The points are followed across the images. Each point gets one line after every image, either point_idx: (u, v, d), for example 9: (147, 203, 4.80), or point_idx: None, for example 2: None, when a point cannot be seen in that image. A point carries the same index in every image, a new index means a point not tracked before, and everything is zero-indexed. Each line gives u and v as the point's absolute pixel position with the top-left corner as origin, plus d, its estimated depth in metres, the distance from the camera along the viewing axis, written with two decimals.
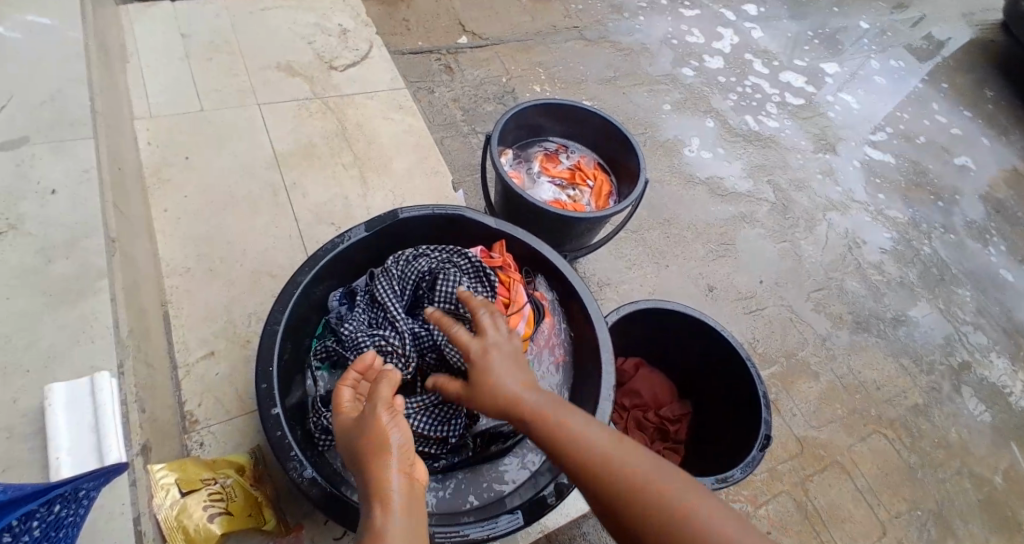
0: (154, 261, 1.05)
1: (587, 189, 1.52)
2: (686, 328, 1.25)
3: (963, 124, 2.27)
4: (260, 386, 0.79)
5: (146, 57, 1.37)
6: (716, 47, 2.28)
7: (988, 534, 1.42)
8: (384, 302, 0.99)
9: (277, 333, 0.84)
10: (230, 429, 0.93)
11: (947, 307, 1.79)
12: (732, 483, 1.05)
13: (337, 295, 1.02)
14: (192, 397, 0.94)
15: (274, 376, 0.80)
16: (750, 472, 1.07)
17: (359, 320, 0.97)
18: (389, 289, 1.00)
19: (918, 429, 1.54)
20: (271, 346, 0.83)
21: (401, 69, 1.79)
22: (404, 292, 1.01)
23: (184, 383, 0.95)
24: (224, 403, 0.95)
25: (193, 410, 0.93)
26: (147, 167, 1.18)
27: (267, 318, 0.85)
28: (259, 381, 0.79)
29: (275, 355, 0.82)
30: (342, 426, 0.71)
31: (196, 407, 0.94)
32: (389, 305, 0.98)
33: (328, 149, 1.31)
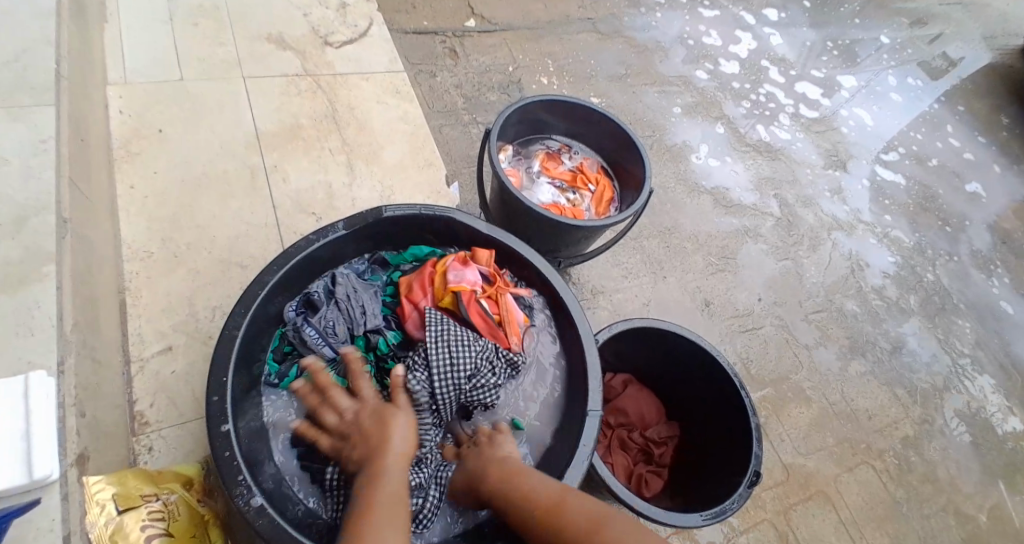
0: (115, 241, 1.00)
1: (588, 194, 1.45)
2: (681, 350, 1.19)
3: (977, 150, 2.20)
4: (211, 399, 0.74)
5: (128, 18, 1.29)
6: (733, 50, 2.20)
7: None
8: (349, 308, 0.94)
9: (236, 339, 0.79)
10: (182, 435, 0.89)
11: (945, 338, 1.72)
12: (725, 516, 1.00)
13: (292, 305, 0.94)
14: (144, 396, 0.90)
15: (228, 389, 0.76)
16: (741, 505, 1.02)
17: (323, 326, 0.92)
18: (353, 299, 0.95)
19: (907, 463, 1.48)
20: (227, 354, 0.78)
21: (403, 50, 1.69)
22: (366, 298, 0.97)
23: (137, 379, 0.91)
24: (178, 404, 0.91)
25: (145, 411, 0.89)
26: (116, 136, 1.12)
27: (227, 322, 0.80)
28: (211, 393, 0.75)
29: (231, 365, 0.78)
30: (358, 418, 0.80)
31: (147, 407, 0.90)
32: (356, 313, 0.94)
33: (316, 133, 1.24)
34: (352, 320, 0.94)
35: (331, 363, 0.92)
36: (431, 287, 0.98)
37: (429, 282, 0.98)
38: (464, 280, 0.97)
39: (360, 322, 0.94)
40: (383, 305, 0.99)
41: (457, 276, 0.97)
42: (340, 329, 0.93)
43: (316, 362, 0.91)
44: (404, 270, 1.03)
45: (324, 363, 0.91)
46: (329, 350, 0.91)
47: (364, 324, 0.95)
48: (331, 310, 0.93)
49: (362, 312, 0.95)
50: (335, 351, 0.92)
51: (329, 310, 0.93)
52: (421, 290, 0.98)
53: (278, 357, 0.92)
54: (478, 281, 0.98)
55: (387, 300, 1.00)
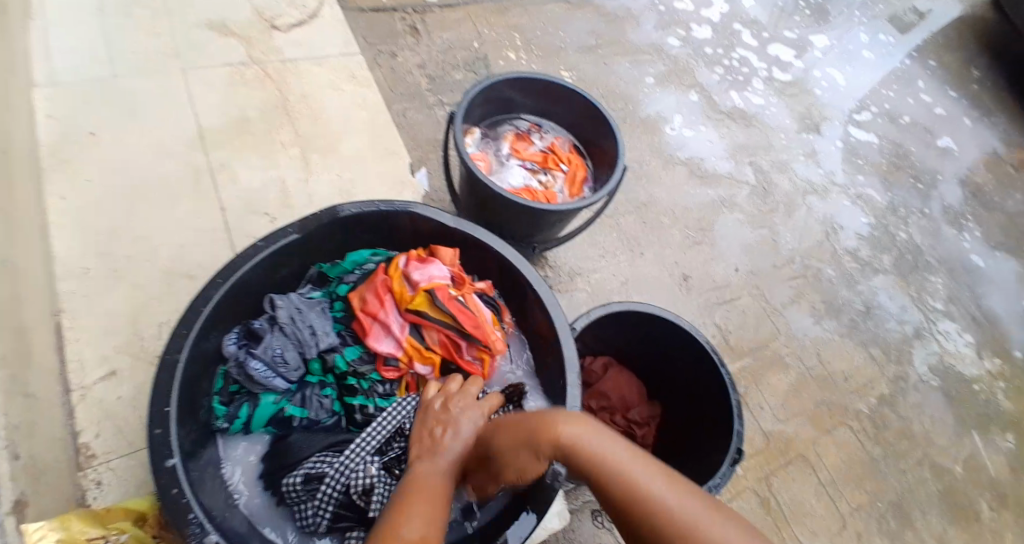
0: (49, 260, 1.02)
1: (561, 174, 1.39)
2: (659, 330, 1.15)
3: (947, 104, 2.17)
4: (154, 432, 0.74)
5: (58, 16, 1.31)
6: (705, 14, 2.13)
7: (945, 524, 1.37)
8: (296, 332, 0.90)
9: (178, 365, 0.79)
10: (132, 463, 0.92)
11: (920, 296, 1.70)
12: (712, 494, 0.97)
13: (232, 339, 0.88)
14: (89, 428, 0.92)
15: (172, 418, 0.76)
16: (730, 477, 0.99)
17: (270, 356, 0.87)
18: (299, 321, 0.90)
19: (885, 424, 1.47)
20: (169, 381, 0.77)
21: (358, 27, 1.55)
22: (312, 317, 0.92)
23: (80, 410, 0.93)
24: (125, 432, 0.93)
25: (90, 442, 0.91)
26: (46, 145, 1.14)
27: (168, 346, 0.79)
28: (153, 426, 0.74)
29: (174, 393, 0.77)
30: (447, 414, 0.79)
31: (93, 438, 0.92)
32: (305, 335, 0.90)
33: (265, 125, 1.29)
34: (301, 344, 0.89)
35: (286, 394, 0.89)
36: (391, 292, 0.94)
37: (387, 287, 0.95)
38: (429, 275, 0.96)
39: (311, 344, 0.90)
40: (334, 322, 0.95)
41: (421, 273, 0.96)
42: (289, 356, 0.88)
43: (270, 395, 0.87)
44: (347, 281, 0.99)
45: (277, 396, 0.88)
46: (281, 381, 0.87)
47: (316, 346, 0.91)
48: (276, 337, 0.88)
49: (311, 334, 0.91)
50: (288, 381, 0.88)
51: (274, 338, 0.88)
52: (380, 296, 0.94)
53: (224, 399, 0.88)
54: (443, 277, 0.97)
55: (339, 316, 0.96)
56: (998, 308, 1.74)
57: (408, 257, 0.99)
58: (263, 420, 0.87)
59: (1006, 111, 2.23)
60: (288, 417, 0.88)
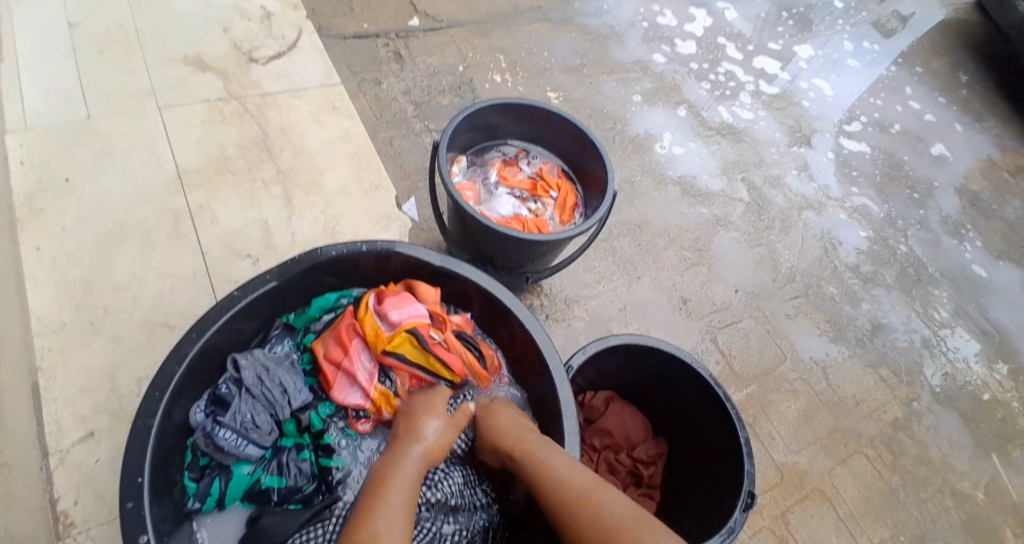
0: (23, 316, 0.99)
1: (551, 201, 1.37)
2: (659, 363, 1.12)
3: (937, 111, 2.16)
4: (125, 506, 0.71)
5: (30, 58, 1.29)
6: (689, 30, 2.12)
7: None
8: (266, 393, 0.88)
9: (151, 431, 0.76)
10: (110, 531, 0.87)
11: (924, 310, 1.68)
12: (733, 535, 0.94)
13: (199, 408, 0.86)
14: (68, 493, 0.88)
15: (145, 489, 0.73)
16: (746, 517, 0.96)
17: (240, 422, 0.84)
18: (267, 381, 0.88)
19: (898, 446, 1.44)
20: (141, 449, 0.75)
21: (340, 56, 1.52)
22: (281, 374, 0.90)
23: (58, 475, 0.89)
24: (105, 501, 0.89)
25: (68, 509, 0.87)
26: (19, 194, 1.12)
27: (140, 411, 0.76)
28: (124, 499, 0.71)
29: (146, 463, 0.74)
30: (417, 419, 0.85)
31: (71, 505, 0.88)
32: (275, 395, 0.88)
33: (245, 162, 1.26)
34: (271, 405, 0.87)
35: (261, 462, 0.85)
36: (357, 337, 0.91)
37: (354, 331, 0.92)
38: (406, 315, 0.93)
39: (282, 403, 0.88)
40: (305, 376, 0.93)
41: (399, 314, 0.93)
42: (260, 419, 0.86)
43: (243, 466, 0.84)
44: (314, 330, 0.97)
45: (252, 466, 0.85)
46: (254, 448, 0.84)
47: (288, 405, 0.88)
48: (244, 402, 0.86)
49: (281, 392, 0.89)
50: (262, 447, 0.85)
51: (242, 402, 0.86)
52: (344, 344, 0.91)
53: (195, 476, 0.84)
54: (421, 314, 0.94)
55: (308, 369, 0.94)
56: (1003, 319, 1.72)
57: (377, 296, 0.97)
58: (237, 493, 0.83)
59: (996, 115, 2.23)
60: (265, 489, 0.84)
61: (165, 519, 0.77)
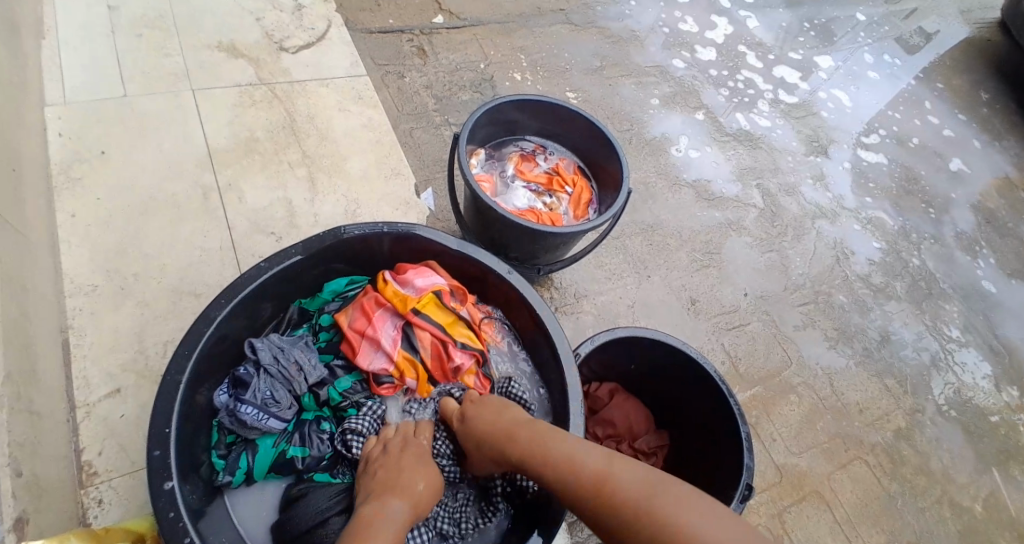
0: (57, 276, 1.04)
1: (565, 197, 1.40)
2: (663, 356, 1.15)
3: (956, 127, 2.17)
4: (154, 454, 0.75)
5: (72, 35, 1.34)
6: (710, 36, 2.14)
7: None
8: (282, 371, 0.90)
9: (179, 386, 0.80)
10: (134, 482, 0.92)
11: (934, 323, 1.69)
12: None
13: (222, 390, 0.88)
14: (93, 445, 0.93)
15: (171, 440, 0.76)
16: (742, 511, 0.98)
17: (261, 399, 0.87)
18: (283, 359, 0.90)
19: (900, 455, 1.45)
20: (169, 403, 0.78)
21: (368, 49, 1.56)
22: (295, 352, 0.92)
23: (84, 427, 0.94)
24: (129, 454, 0.94)
25: (92, 460, 0.92)
26: (57, 160, 1.16)
27: (169, 367, 0.80)
28: (153, 448, 0.75)
29: (174, 415, 0.78)
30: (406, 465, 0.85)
31: (96, 456, 0.93)
32: (292, 372, 0.90)
33: (272, 144, 1.30)
34: (288, 381, 0.90)
35: (284, 435, 0.90)
36: (380, 306, 0.96)
37: (374, 299, 0.96)
38: (427, 281, 0.98)
39: (298, 379, 0.91)
40: (320, 353, 0.96)
41: (421, 280, 0.98)
42: (280, 395, 0.88)
43: (267, 439, 0.88)
44: (328, 311, 1.00)
45: (276, 439, 0.89)
46: (276, 422, 0.88)
47: (305, 381, 0.91)
48: (264, 380, 0.88)
49: (297, 369, 0.91)
50: (283, 420, 0.88)
51: (262, 380, 0.88)
52: (368, 314, 0.95)
53: (222, 453, 0.88)
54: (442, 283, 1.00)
55: (322, 347, 0.97)
56: (1013, 336, 1.72)
57: (394, 270, 1.02)
58: (264, 465, 0.88)
59: (1016, 135, 2.23)
60: (289, 458, 0.89)
61: (188, 473, 0.81)
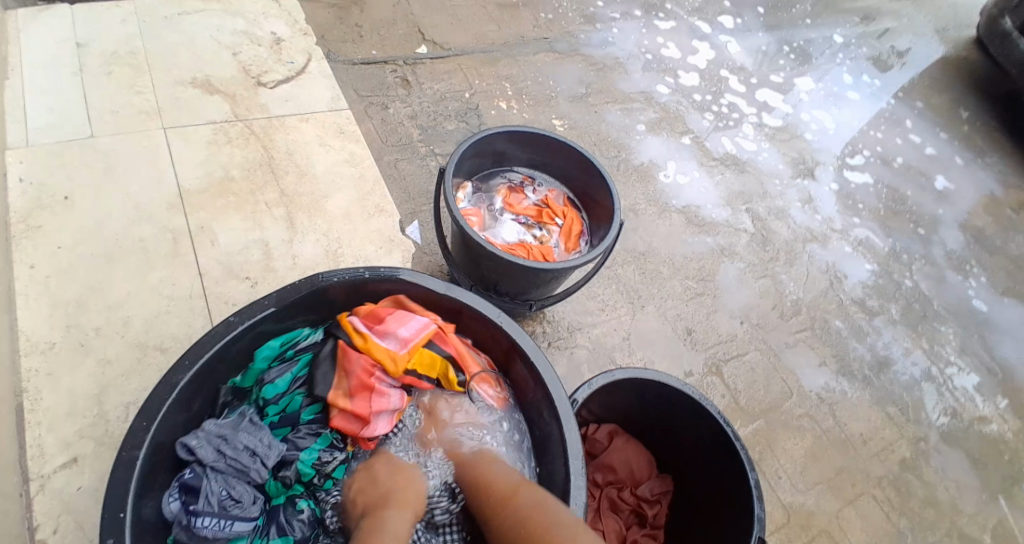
0: (14, 334, 0.98)
1: (556, 229, 1.36)
2: (663, 398, 1.10)
3: (938, 146, 2.17)
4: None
5: (38, 75, 1.29)
6: (692, 62, 2.14)
7: None
8: (233, 463, 0.82)
9: (136, 462, 0.74)
10: None
11: (932, 347, 1.65)
12: None
13: (168, 498, 0.78)
14: (47, 522, 0.86)
15: (127, 525, 0.71)
16: None
17: (217, 503, 0.79)
18: (230, 450, 0.82)
19: (906, 487, 1.40)
20: (125, 481, 0.73)
21: (348, 80, 1.53)
22: (243, 438, 0.84)
23: (38, 501, 0.87)
24: (85, 530, 0.86)
25: (47, 538, 0.85)
26: (18, 208, 1.11)
27: (125, 441, 0.74)
28: (105, 537, 0.69)
29: (130, 496, 0.72)
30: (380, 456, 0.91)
31: (50, 534, 0.85)
32: (246, 461, 0.83)
33: (248, 183, 1.25)
34: (243, 473, 0.83)
35: (256, 532, 0.82)
36: (372, 374, 0.88)
37: (366, 362, 0.88)
38: (413, 334, 0.91)
39: (255, 467, 0.83)
40: (272, 429, 0.88)
41: (406, 334, 0.91)
42: (236, 492, 0.81)
43: (238, 543, 0.80)
44: (269, 381, 0.89)
45: (247, 540, 0.81)
46: (242, 523, 0.80)
47: (263, 466, 0.84)
48: (214, 480, 0.80)
49: (250, 456, 0.83)
50: (250, 518, 0.81)
51: (212, 481, 0.80)
52: (367, 387, 0.88)
53: None
54: (424, 330, 0.92)
55: (273, 422, 0.88)
56: (1010, 357, 1.69)
57: (366, 321, 0.92)
58: None
59: (998, 150, 2.23)
60: None
61: None
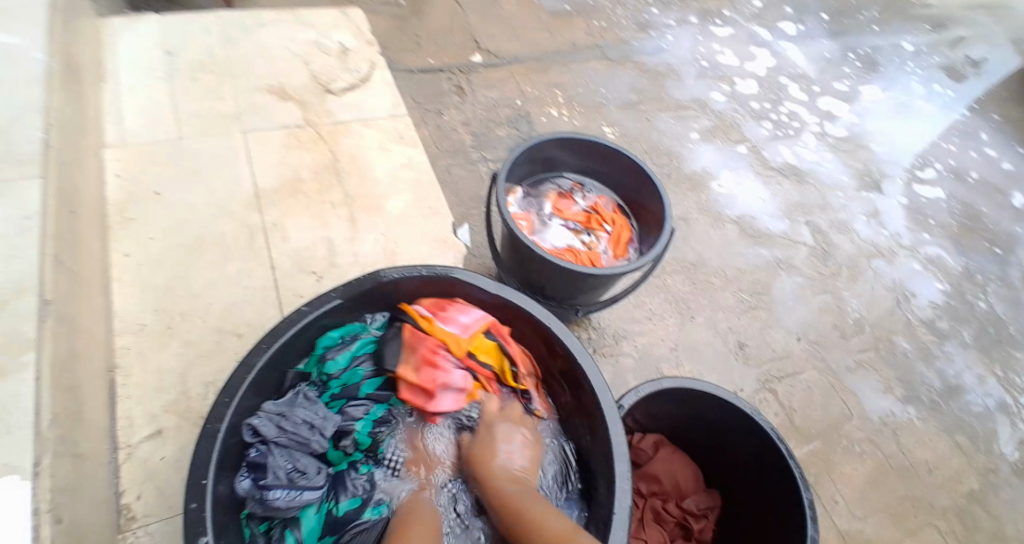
0: (109, 315, 1.07)
1: (604, 235, 1.37)
2: (711, 410, 1.10)
3: (1017, 161, 2.06)
4: (190, 507, 0.74)
5: (130, 80, 1.40)
6: (750, 68, 2.11)
7: None
8: (295, 437, 0.87)
9: (218, 434, 0.79)
10: (168, 528, 0.92)
11: (1004, 373, 1.57)
12: None
13: (240, 478, 0.84)
14: (132, 487, 0.94)
15: (208, 494, 0.76)
16: None
17: (285, 476, 0.84)
18: (290, 426, 0.87)
19: (972, 520, 1.34)
20: (209, 450, 0.78)
21: (407, 88, 1.59)
22: (301, 413, 0.89)
23: (126, 467, 0.95)
24: (165, 497, 0.94)
25: (132, 503, 0.93)
26: (113, 202, 1.20)
27: (210, 415, 0.80)
28: (189, 501, 0.74)
29: (212, 464, 0.77)
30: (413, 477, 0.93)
31: (134, 499, 0.93)
32: (306, 434, 0.88)
33: (316, 184, 1.32)
34: (305, 445, 0.88)
35: (323, 499, 0.87)
36: (436, 353, 0.95)
37: (431, 342, 0.95)
38: (472, 322, 0.98)
39: (315, 438, 0.88)
40: (332, 402, 0.93)
41: (466, 321, 0.97)
42: (301, 464, 0.87)
43: (308, 509, 0.85)
44: (330, 358, 0.94)
45: (316, 506, 0.86)
46: (311, 491, 0.85)
47: (323, 436, 0.89)
48: (279, 454, 0.85)
49: (309, 428, 0.89)
50: (317, 486, 0.86)
51: (277, 456, 0.85)
52: (431, 363, 0.95)
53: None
54: (483, 321, 0.99)
55: (334, 395, 0.94)
56: None
57: (430, 308, 1.00)
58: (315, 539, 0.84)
59: None
60: (341, 517, 0.86)
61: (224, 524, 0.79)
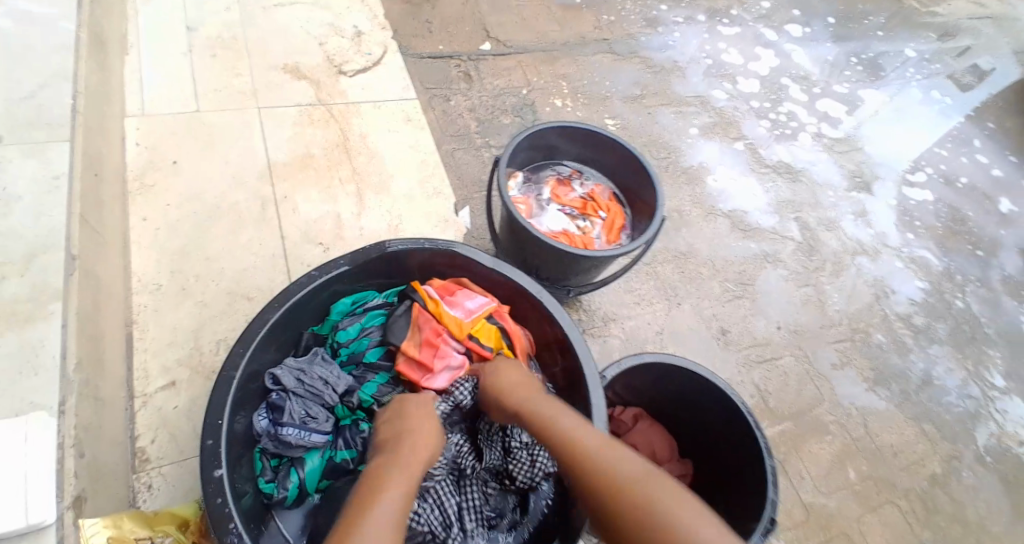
0: (127, 274, 1.14)
1: (599, 221, 1.43)
2: (688, 385, 1.17)
3: (1007, 169, 2.12)
4: (207, 441, 0.81)
5: (151, 53, 1.46)
6: (753, 68, 2.17)
7: None
8: (310, 389, 0.96)
9: (232, 381, 0.86)
10: (182, 469, 1.00)
11: (977, 369, 1.65)
12: None
13: (259, 416, 0.93)
14: (146, 431, 1.01)
15: (222, 432, 0.83)
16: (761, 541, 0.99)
17: (299, 418, 0.93)
18: (307, 379, 0.96)
19: (933, 503, 1.42)
20: (224, 395, 0.85)
21: (417, 73, 1.65)
22: (319, 370, 0.98)
23: (141, 413, 1.03)
24: (178, 441, 1.02)
25: (146, 445, 1.00)
26: (133, 168, 1.27)
27: (224, 364, 0.87)
28: (206, 437, 0.81)
29: (227, 408, 0.84)
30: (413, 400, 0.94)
31: (149, 443, 1.01)
32: (320, 387, 0.96)
33: (326, 160, 1.38)
34: (317, 396, 0.96)
35: (327, 444, 0.95)
36: (439, 335, 1.01)
37: (435, 324, 1.01)
38: (478, 308, 1.04)
39: (328, 392, 0.96)
40: (343, 366, 1.02)
41: (472, 306, 1.04)
42: (313, 411, 0.94)
43: (312, 452, 0.94)
44: (342, 327, 1.03)
45: (320, 450, 0.94)
46: (318, 436, 0.94)
47: (334, 391, 0.97)
48: (296, 401, 0.93)
49: (324, 383, 0.97)
50: (324, 432, 0.94)
51: (294, 402, 0.93)
52: (433, 343, 1.00)
53: (269, 477, 0.93)
54: (489, 307, 1.05)
55: (344, 360, 1.02)
56: None
57: (440, 291, 1.07)
58: (315, 477, 0.93)
59: None
60: (339, 462, 0.95)
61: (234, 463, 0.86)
